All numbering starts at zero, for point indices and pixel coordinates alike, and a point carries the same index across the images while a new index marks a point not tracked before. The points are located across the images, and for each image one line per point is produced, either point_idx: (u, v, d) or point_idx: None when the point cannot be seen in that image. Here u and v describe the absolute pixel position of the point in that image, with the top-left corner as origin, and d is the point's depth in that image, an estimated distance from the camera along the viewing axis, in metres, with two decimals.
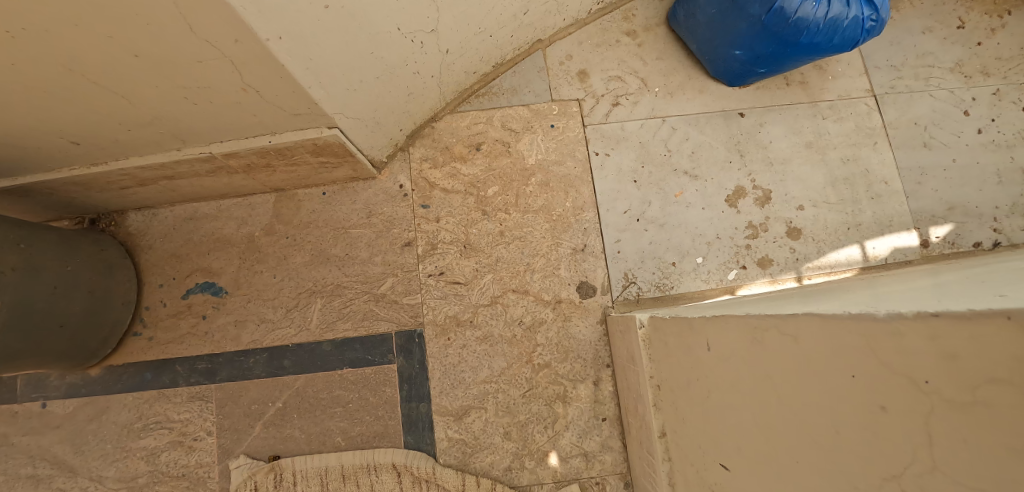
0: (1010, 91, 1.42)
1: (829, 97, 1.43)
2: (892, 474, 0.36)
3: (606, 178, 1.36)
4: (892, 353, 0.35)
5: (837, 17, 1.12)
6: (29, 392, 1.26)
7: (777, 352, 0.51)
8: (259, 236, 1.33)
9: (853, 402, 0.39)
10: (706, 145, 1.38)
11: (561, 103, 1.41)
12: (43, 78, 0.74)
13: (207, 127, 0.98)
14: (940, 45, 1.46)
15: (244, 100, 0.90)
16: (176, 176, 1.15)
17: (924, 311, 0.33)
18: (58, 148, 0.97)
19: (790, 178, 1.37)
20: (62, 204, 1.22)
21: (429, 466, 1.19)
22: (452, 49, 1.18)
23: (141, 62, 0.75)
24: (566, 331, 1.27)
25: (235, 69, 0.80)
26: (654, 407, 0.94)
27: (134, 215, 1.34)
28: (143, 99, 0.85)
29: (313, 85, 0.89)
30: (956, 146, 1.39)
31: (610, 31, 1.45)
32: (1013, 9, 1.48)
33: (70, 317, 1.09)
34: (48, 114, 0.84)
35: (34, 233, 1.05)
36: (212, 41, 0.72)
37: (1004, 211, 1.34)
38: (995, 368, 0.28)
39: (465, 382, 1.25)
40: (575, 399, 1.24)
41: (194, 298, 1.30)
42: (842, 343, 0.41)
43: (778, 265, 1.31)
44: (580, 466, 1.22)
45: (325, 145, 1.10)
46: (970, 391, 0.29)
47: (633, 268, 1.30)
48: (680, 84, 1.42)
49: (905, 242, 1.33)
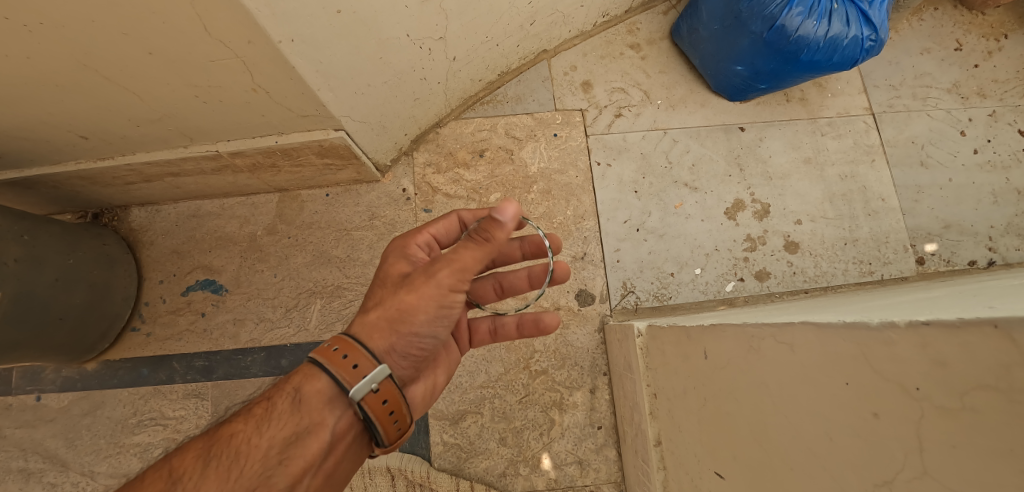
0: (1006, 112, 1.45)
1: (829, 114, 1.45)
2: (885, 480, 0.36)
3: (607, 187, 1.37)
4: (884, 359, 0.36)
5: (837, 36, 1.14)
6: (24, 385, 1.26)
7: (774, 360, 0.52)
8: (261, 235, 1.34)
9: (846, 410, 0.40)
10: (707, 158, 1.40)
11: (564, 112, 1.43)
12: (57, 73, 0.76)
13: (217, 126, 1.00)
14: (938, 66, 1.49)
15: (254, 100, 0.92)
16: (181, 173, 1.17)
17: (916, 320, 0.34)
18: (67, 142, 0.98)
19: (789, 192, 1.38)
20: (67, 198, 1.23)
21: (424, 470, 1.18)
22: (459, 57, 1.20)
23: (154, 60, 0.76)
24: (564, 338, 1.28)
25: (246, 69, 0.81)
26: (651, 415, 0.94)
27: (137, 211, 1.35)
28: (155, 96, 0.86)
29: (322, 87, 0.90)
30: (952, 166, 1.41)
31: (614, 43, 1.48)
32: (1009, 32, 1.51)
33: (70, 309, 1.10)
34: (59, 108, 0.86)
35: (37, 225, 1.06)
36: (225, 41, 0.73)
37: (999, 230, 1.36)
38: (984, 374, 0.29)
39: (462, 387, 1.25)
40: (571, 406, 1.24)
41: (194, 295, 1.31)
42: (837, 351, 0.42)
43: (776, 279, 1.32)
44: (575, 474, 1.22)
45: (331, 147, 1.12)
46: (959, 397, 0.30)
47: (631, 277, 1.31)
48: (681, 97, 1.45)
49: (901, 259, 1.34)
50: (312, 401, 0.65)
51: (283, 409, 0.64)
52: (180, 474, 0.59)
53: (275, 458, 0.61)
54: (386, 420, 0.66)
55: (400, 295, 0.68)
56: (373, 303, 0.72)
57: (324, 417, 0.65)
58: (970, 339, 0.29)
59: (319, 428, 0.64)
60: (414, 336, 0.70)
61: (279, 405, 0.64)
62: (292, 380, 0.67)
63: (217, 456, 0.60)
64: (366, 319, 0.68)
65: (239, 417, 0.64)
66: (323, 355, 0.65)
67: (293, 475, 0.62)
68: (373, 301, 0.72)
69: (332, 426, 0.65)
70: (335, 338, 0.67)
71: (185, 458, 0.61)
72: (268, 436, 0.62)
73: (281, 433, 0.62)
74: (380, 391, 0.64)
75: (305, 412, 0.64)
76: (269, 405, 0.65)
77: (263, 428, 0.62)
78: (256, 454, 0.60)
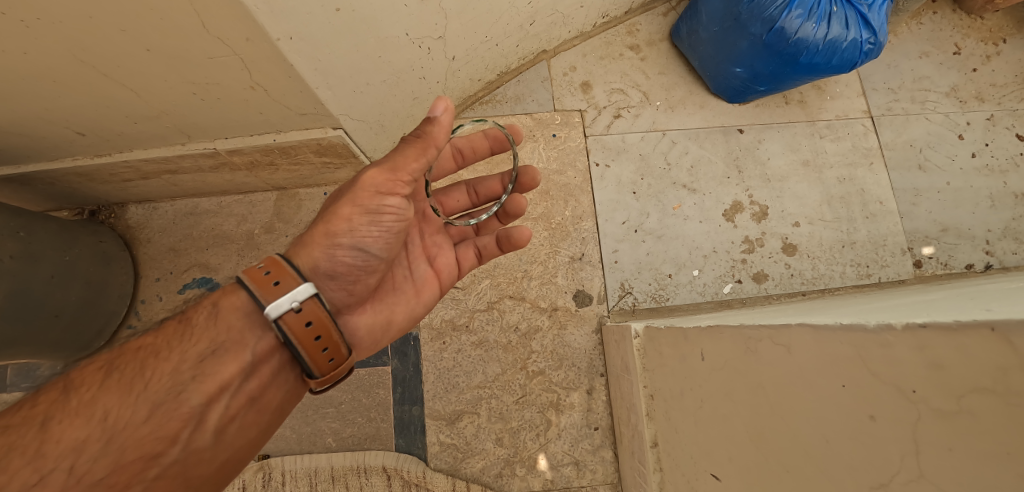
0: (1004, 116, 1.45)
1: (828, 116, 1.45)
2: (881, 483, 0.36)
3: (605, 187, 1.37)
4: (881, 362, 0.36)
5: (836, 39, 1.14)
6: (18, 382, 1.25)
7: (771, 361, 0.51)
8: (258, 233, 1.33)
9: (843, 412, 0.40)
10: (705, 160, 1.40)
11: (563, 113, 1.43)
12: (54, 68, 0.75)
13: (215, 124, 0.99)
14: (937, 70, 1.49)
15: (253, 98, 0.91)
16: (179, 171, 1.16)
17: (913, 322, 0.34)
18: (64, 139, 0.98)
19: (787, 194, 1.39)
20: (63, 195, 1.23)
21: (420, 469, 1.18)
22: (459, 56, 1.20)
23: (152, 57, 0.76)
24: (561, 339, 1.27)
25: (245, 67, 0.81)
26: (647, 417, 0.94)
27: (134, 208, 1.35)
28: (152, 93, 0.86)
29: (321, 85, 0.90)
30: (950, 170, 1.41)
31: (613, 44, 1.48)
32: (1007, 37, 1.52)
33: (66, 307, 1.09)
34: (55, 104, 0.85)
35: (33, 222, 1.05)
36: (224, 38, 0.73)
37: (996, 234, 1.36)
38: (980, 377, 0.28)
39: (459, 387, 1.25)
40: (568, 407, 1.24)
41: (190, 293, 1.30)
42: (833, 353, 0.41)
43: (774, 280, 1.32)
44: (571, 475, 1.21)
45: (329, 146, 1.12)
46: (956, 400, 0.30)
47: (629, 278, 1.31)
48: (680, 99, 1.45)
49: (898, 261, 1.35)
50: (232, 318, 0.62)
51: (198, 326, 0.61)
52: (78, 385, 0.56)
53: (185, 374, 0.58)
54: (309, 344, 0.61)
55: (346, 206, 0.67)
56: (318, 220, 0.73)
57: (244, 337, 0.62)
58: (966, 342, 0.29)
59: (239, 349, 0.61)
60: (344, 249, 0.67)
61: (196, 320, 0.62)
62: (215, 297, 0.64)
63: (122, 368, 0.57)
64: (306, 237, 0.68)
65: (151, 333, 0.61)
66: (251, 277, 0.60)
67: (207, 393, 0.58)
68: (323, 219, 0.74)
69: (254, 347, 0.62)
70: (267, 259, 0.62)
71: (88, 369, 0.57)
72: (180, 351, 0.59)
73: (195, 348, 0.59)
74: (302, 312, 0.59)
75: (222, 328, 0.61)
76: (186, 322, 0.62)
77: (173, 343, 0.59)
78: (164, 367, 0.57)
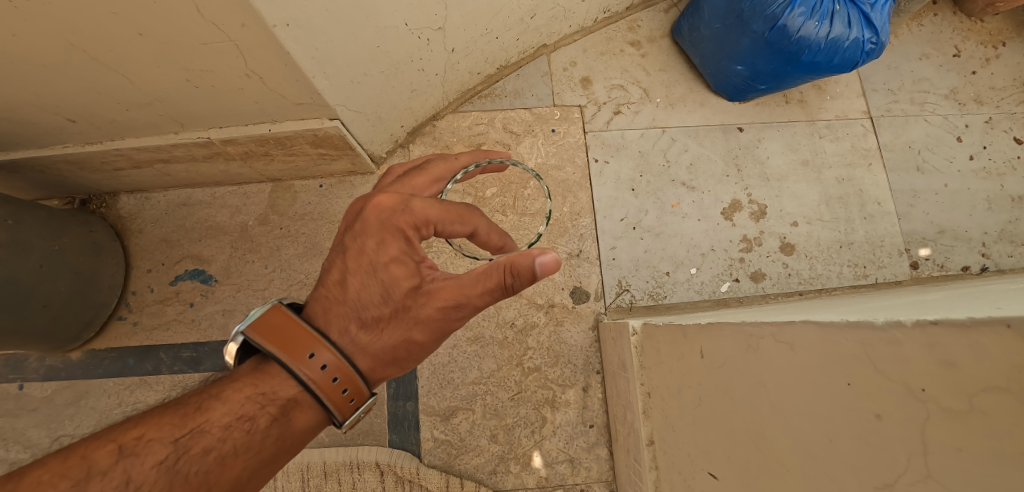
0: (1002, 119, 1.45)
1: (827, 116, 1.45)
2: (885, 483, 0.36)
3: (604, 184, 1.36)
4: (890, 360, 0.35)
5: (838, 38, 1.13)
6: (7, 373, 1.23)
7: (773, 359, 0.51)
8: (252, 225, 1.32)
9: (848, 412, 0.39)
10: (705, 158, 1.40)
11: (563, 108, 1.41)
12: (43, 52, 0.73)
13: (209, 112, 0.98)
14: (936, 72, 1.49)
15: (248, 86, 0.89)
16: (172, 160, 1.14)
17: (923, 319, 0.33)
18: (54, 125, 0.96)
19: (785, 194, 1.38)
20: (53, 183, 1.20)
21: (414, 466, 1.17)
22: (458, 48, 1.18)
23: (144, 42, 0.74)
24: (557, 335, 1.27)
25: (240, 54, 0.79)
26: (643, 415, 0.94)
27: (126, 198, 1.33)
28: (145, 79, 0.84)
29: (317, 74, 0.88)
30: (947, 172, 1.41)
31: (614, 40, 1.47)
32: (1007, 40, 1.52)
33: (55, 297, 1.07)
34: (45, 89, 0.83)
35: (21, 210, 1.03)
36: (219, 23, 0.71)
37: (992, 237, 1.36)
38: (993, 375, 0.28)
39: (454, 383, 1.24)
40: (563, 404, 1.23)
41: (182, 285, 1.29)
42: (839, 351, 0.41)
43: (771, 280, 1.32)
44: (565, 472, 1.21)
45: (325, 137, 1.10)
46: (968, 399, 0.29)
47: (626, 276, 1.30)
48: (681, 96, 1.44)
49: (896, 263, 1.34)
50: (298, 420, 0.58)
51: (265, 433, 0.55)
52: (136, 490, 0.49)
53: (249, 486, 0.54)
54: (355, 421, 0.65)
55: (412, 333, 0.64)
56: (373, 329, 0.64)
57: (302, 438, 0.59)
58: (979, 339, 0.29)
59: (298, 451, 0.59)
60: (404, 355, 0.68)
61: (261, 426, 0.55)
62: (279, 397, 0.57)
63: (186, 475, 0.50)
64: (366, 344, 0.64)
65: (212, 431, 0.53)
66: (317, 380, 0.58)
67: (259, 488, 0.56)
68: (374, 321, 0.64)
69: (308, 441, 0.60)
70: (331, 362, 0.58)
71: (146, 467, 0.49)
72: (245, 463, 0.53)
73: (260, 455, 0.55)
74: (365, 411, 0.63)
75: (290, 430, 0.57)
76: (248, 424, 0.55)
77: (242, 452, 0.53)
78: (229, 479, 0.52)
